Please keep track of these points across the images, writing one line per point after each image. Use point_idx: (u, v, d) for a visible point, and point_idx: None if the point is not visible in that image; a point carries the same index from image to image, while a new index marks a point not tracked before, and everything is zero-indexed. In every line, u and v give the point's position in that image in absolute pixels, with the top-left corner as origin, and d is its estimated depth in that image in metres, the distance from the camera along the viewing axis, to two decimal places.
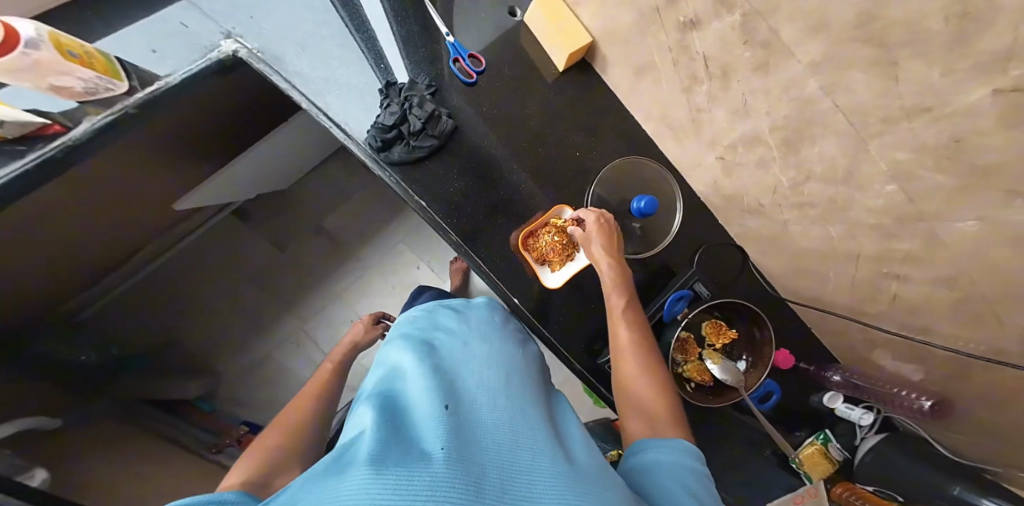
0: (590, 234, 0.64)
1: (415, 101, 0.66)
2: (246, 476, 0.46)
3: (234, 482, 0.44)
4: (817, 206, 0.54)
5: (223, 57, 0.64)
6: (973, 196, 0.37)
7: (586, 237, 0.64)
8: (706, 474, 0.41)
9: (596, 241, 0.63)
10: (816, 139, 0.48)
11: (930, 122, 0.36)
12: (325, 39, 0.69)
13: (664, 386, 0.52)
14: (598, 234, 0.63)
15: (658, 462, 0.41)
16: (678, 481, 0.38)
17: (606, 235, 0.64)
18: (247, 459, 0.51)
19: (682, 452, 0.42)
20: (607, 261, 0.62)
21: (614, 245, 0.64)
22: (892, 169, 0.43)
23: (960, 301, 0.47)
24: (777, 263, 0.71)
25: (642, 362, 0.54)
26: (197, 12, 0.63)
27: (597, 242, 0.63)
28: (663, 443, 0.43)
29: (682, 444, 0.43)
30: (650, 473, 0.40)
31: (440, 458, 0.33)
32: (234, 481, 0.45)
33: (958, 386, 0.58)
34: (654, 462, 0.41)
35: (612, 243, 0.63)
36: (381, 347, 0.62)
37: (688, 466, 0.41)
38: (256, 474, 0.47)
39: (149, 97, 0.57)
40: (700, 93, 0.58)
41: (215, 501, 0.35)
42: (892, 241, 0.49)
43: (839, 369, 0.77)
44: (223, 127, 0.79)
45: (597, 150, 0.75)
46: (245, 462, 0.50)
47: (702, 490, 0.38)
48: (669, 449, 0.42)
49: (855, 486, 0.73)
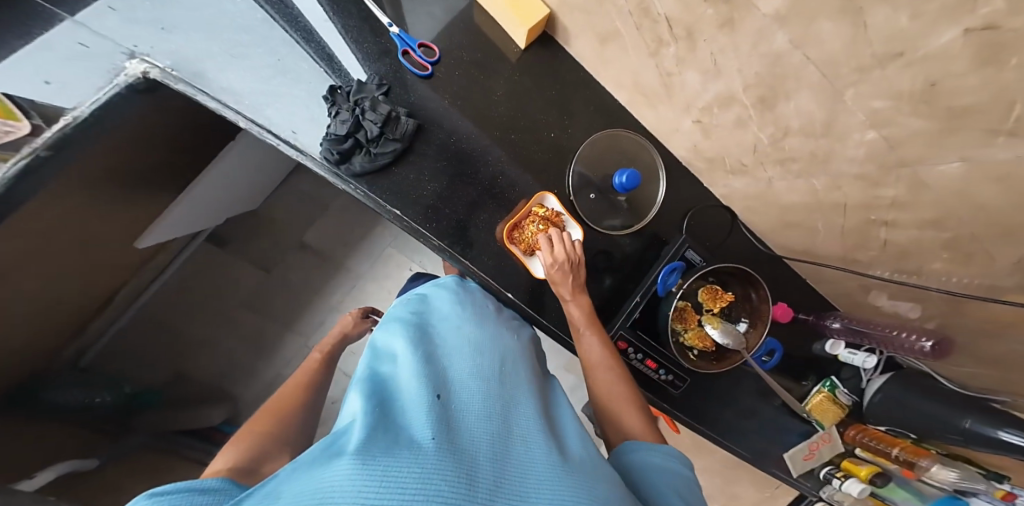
0: (552, 275, 0.62)
1: (367, 105, 0.63)
2: (231, 463, 0.46)
3: (219, 468, 0.45)
4: (798, 160, 0.53)
5: (134, 80, 0.61)
6: (952, 138, 0.36)
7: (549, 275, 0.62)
8: (694, 478, 0.45)
9: (559, 280, 0.62)
10: (790, 94, 0.46)
11: (904, 68, 0.35)
12: (247, 46, 0.66)
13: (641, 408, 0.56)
14: (559, 276, 0.62)
15: (653, 464, 0.44)
16: (670, 486, 0.42)
17: (566, 272, 0.62)
18: (235, 444, 0.51)
19: (668, 458, 0.45)
20: (569, 300, 0.62)
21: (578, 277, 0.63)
22: (871, 119, 0.41)
23: (949, 241, 0.46)
24: (766, 221, 0.70)
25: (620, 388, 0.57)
26: (87, 32, 0.61)
27: (559, 283, 0.62)
28: (652, 446, 0.47)
29: (671, 451, 0.46)
30: (642, 473, 0.44)
31: (432, 451, 0.34)
32: (218, 467, 0.45)
33: (953, 322, 0.59)
34: (646, 462, 0.45)
35: (574, 279, 0.62)
36: (375, 333, 0.63)
37: (677, 470, 0.44)
38: (242, 462, 0.47)
39: (58, 135, 0.57)
40: (667, 56, 0.55)
41: (198, 488, 0.35)
42: (877, 189, 0.48)
43: (839, 316, 0.78)
44: (164, 136, 0.76)
45: (571, 128, 0.73)
46: (230, 449, 0.50)
47: (691, 495, 0.42)
48: (661, 455, 0.45)
49: (867, 427, 0.80)
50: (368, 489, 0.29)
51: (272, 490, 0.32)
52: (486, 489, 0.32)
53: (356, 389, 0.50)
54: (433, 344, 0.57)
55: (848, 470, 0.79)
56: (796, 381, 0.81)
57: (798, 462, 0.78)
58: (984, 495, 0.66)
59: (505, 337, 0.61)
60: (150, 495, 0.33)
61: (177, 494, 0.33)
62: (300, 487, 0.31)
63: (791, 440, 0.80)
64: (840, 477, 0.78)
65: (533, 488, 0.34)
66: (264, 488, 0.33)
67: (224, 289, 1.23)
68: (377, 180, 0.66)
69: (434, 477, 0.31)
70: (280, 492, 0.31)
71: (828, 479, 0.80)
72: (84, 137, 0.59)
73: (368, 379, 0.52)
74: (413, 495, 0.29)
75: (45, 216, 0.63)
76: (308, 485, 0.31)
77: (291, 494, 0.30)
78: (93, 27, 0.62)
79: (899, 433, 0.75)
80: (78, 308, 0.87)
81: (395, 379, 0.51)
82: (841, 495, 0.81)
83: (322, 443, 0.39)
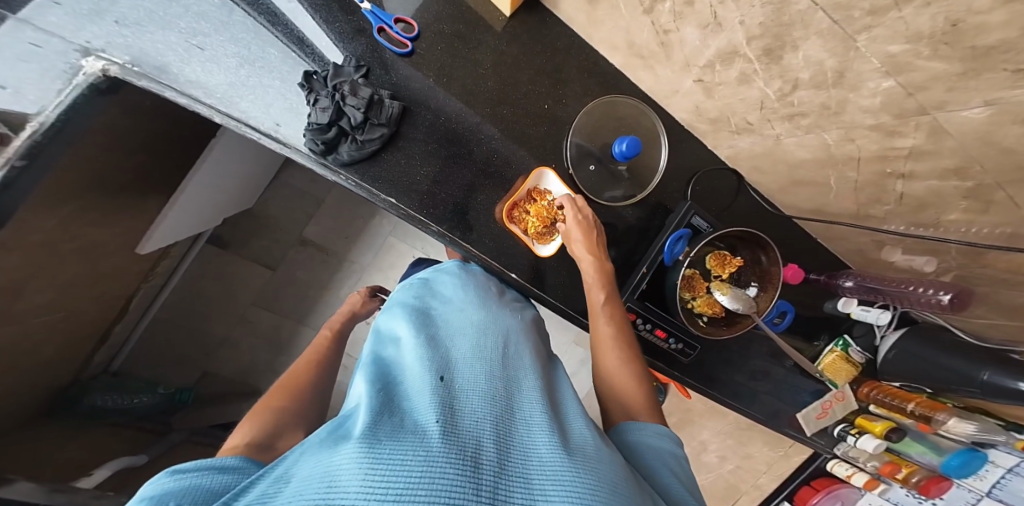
0: (571, 230, 0.62)
1: (347, 89, 0.60)
2: (249, 438, 0.47)
3: (237, 444, 0.45)
4: (809, 115, 0.50)
5: (95, 79, 0.55)
6: (974, 80, 0.34)
7: (566, 236, 0.63)
8: (685, 456, 0.45)
9: (577, 236, 0.61)
10: (798, 43, 0.42)
11: (923, 8, 0.32)
12: (209, 35, 0.61)
13: (641, 381, 0.54)
14: (578, 231, 0.61)
15: (645, 445, 0.44)
16: (661, 463, 0.42)
17: (586, 230, 0.62)
18: (252, 419, 0.52)
19: (660, 437, 0.45)
20: (588, 258, 0.60)
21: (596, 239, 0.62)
22: (886, 65, 0.38)
23: (968, 190, 0.44)
24: (773, 180, 0.67)
25: (624, 358, 0.55)
26: (33, 29, 0.53)
27: (580, 238, 0.61)
28: (649, 426, 0.46)
29: (660, 429, 0.46)
30: (640, 454, 0.44)
31: (436, 436, 0.33)
32: (236, 442, 0.46)
33: (970, 273, 0.57)
34: (641, 441, 0.45)
35: (593, 236, 0.61)
36: (379, 316, 0.64)
37: (672, 450, 0.44)
38: (259, 436, 0.48)
39: (28, 143, 0.54)
40: (663, 12, 0.51)
41: (216, 466, 0.35)
42: (894, 139, 0.45)
43: (852, 274, 0.75)
44: (146, 141, 0.76)
45: (566, 98, 0.70)
46: (248, 423, 0.51)
47: (682, 473, 0.42)
48: (652, 434, 0.45)
49: (880, 384, 0.80)
50: (373, 471, 0.28)
51: (282, 473, 0.32)
52: (492, 467, 0.31)
53: (362, 374, 0.50)
54: (435, 327, 0.57)
55: (863, 426, 0.80)
56: (808, 342, 0.80)
57: (812, 421, 0.80)
58: (1001, 445, 0.66)
59: (507, 320, 0.60)
60: (171, 472, 0.33)
61: (197, 472, 0.33)
62: (307, 472, 0.30)
63: (804, 398, 0.80)
64: (855, 434, 0.79)
65: (538, 467, 0.33)
66: (271, 470, 0.33)
67: (233, 285, 1.27)
68: (367, 168, 0.63)
69: (438, 456, 0.30)
70: (288, 475, 0.31)
71: (843, 435, 0.82)
72: (49, 146, 0.56)
73: (373, 364, 0.52)
74: (417, 473, 0.29)
75: (42, 228, 0.64)
76: (315, 469, 0.30)
77: (299, 478, 0.30)
78: (40, 24, 0.54)
79: (915, 388, 0.75)
80: (97, 327, 1.00)
81: (399, 364, 0.51)
82: (855, 450, 0.81)
83: (327, 428, 0.38)
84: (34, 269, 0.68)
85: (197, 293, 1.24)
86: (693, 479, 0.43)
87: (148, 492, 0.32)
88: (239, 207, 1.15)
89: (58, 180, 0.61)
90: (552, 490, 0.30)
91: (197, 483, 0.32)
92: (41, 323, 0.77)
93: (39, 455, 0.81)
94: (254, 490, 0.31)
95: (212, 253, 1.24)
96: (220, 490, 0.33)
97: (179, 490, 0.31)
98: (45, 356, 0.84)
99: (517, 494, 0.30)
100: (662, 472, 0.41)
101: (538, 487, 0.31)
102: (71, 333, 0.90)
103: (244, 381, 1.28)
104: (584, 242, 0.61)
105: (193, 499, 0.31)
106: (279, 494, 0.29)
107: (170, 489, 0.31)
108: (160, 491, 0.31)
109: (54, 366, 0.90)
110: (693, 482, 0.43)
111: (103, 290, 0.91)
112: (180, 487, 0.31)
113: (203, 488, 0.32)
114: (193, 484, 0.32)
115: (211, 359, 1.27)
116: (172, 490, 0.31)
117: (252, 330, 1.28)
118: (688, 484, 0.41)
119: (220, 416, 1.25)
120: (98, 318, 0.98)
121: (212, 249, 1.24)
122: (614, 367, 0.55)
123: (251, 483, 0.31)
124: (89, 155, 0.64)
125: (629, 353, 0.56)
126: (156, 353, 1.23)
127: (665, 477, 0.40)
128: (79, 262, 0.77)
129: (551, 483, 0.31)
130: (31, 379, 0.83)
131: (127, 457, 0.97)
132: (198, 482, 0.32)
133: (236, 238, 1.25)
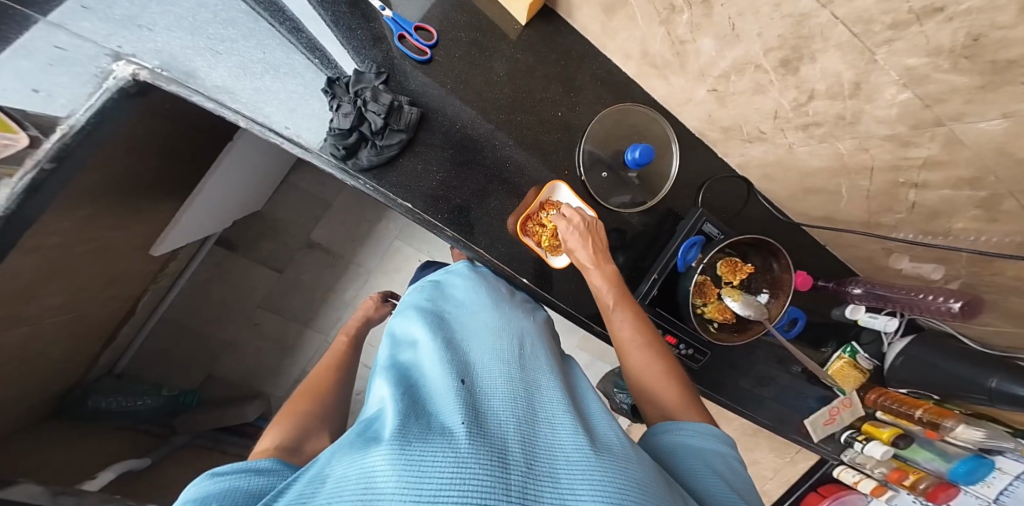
0: (572, 240, 0.61)
1: (368, 96, 0.61)
2: (279, 441, 0.47)
3: (268, 447, 0.46)
4: (823, 125, 0.50)
5: (125, 83, 0.54)
6: (993, 93, 0.35)
7: (568, 245, 0.62)
8: (732, 454, 0.44)
9: (579, 247, 0.61)
10: (816, 55, 0.43)
11: (945, 22, 0.33)
12: (235, 41, 0.62)
13: (680, 378, 0.54)
14: (578, 241, 0.61)
15: (684, 444, 0.44)
16: (704, 462, 0.42)
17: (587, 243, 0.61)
18: (280, 423, 0.52)
19: (705, 437, 0.45)
20: (592, 268, 0.60)
21: (595, 248, 0.61)
22: (904, 77, 0.39)
23: (983, 199, 0.44)
24: (782, 187, 0.68)
25: (652, 359, 0.55)
26: (67, 34, 0.54)
27: (579, 252, 0.61)
28: (691, 426, 0.46)
29: (704, 428, 0.46)
30: (678, 454, 0.44)
31: (464, 436, 0.33)
32: (267, 446, 0.46)
33: (979, 281, 0.58)
34: (681, 443, 0.45)
35: (592, 245, 0.61)
36: (394, 319, 0.65)
37: (714, 449, 0.44)
38: (289, 440, 0.48)
39: (59, 146, 0.53)
40: (680, 23, 0.52)
41: (252, 469, 0.35)
42: (908, 149, 0.46)
43: (860, 281, 0.76)
44: (167, 143, 0.77)
45: (579, 106, 0.71)
46: (277, 427, 0.51)
47: (727, 472, 0.42)
48: (695, 434, 0.45)
49: (888, 390, 0.80)
50: (407, 472, 0.29)
51: (315, 474, 0.32)
52: (519, 467, 0.32)
53: (382, 377, 0.51)
54: (451, 329, 0.57)
55: (869, 432, 0.80)
56: (816, 348, 0.80)
57: (818, 427, 0.79)
58: (1010, 452, 0.66)
59: (522, 322, 0.61)
60: (211, 475, 0.33)
61: (235, 475, 0.34)
62: (341, 473, 0.31)
63: (811, 404, 0.80)
64: (862, 440, 0.79)
65: (566, 467, 0.33)
66: (305, 472, 0.33)
67: (241, 287, 1.27)
68: (385, 174, 0.64)
69: (468, 456, 0.30)
70: (322, 476, 0.32)
71: (850, 441, 0.81)
72: (82, 147, 0.55)
73: (392, 367, 0.52)
74: (449, 474, 0.29)
75: (60, 230, 0.63)
76: (350, 471, 0.31)
77: (334, 479, 0.31)
78: (73, 29, 0.55)
79: (922, 395, 0.75)
80: (103, 329, 0.99)
81: (419, 367, 0.51)
82: (863, 457, 0.81)
83: (355, 430, 0.39)
84: (49, 271, 0.68)
85: (204, 296, 1.24)
86: (744, 481, 0.42)
87: (191, 494, 0.32)
88: (249, 210, 1.16)
89: (81, 189, 0.62)
90: (581, 488, 0.31)
91: (236, 485, 0.33)
92: (50, 324, 0.77)
93: (46, 458, 0.80)
94: (290, 491, 0.31)
95: (219, 255, 1.25)
96: (258, 492, 0.33)
97: (219, 492, 0.31)
98: (53, 358, 0.84)
99: (547, 492, 0.30)
100: (704, 470, 0.41)
101: (567, 485, 0.31)
102: (79, 335, 0.90)
103: (250, 384, 1.28)
104: (582, 251, 0.61)
105: (233, 501, 0.31)
106: (315, 495, 0.30)
107: (210, 492, 0.31)
108: (201, 494, 0.31)
109: (62, 367, 0.91)
110: (742, 481, 0.42)
111: (112, 293, 0.91)
112: (221, 489, 0.32)
113: (241, 489, 0.32)
114: (231, 486, 0.32)
115: (218, 361, 1.27)
116: (213, 492, 0.31)
117: (258, 332, 1.29)
118: (735, 482, 0.41)
119: (218, 422, 1.20)
120: (106, 320, 0.98)
121: (220, 251, 1.25)
122: (643, 364, 0.55)
123: (288, 484, 0.32)
124: (110, 160, 0.64)
125: (657, 349, 0.56)
126: (162, 355, 1.23)
127: (708, 476, 0.40)
128: (91, 265, 0.77)
129: (580, 482, 0.31)
130: (39, 380, 0.83)
131: (131, 460, 0.97)
132: (237, 484, 0.33)
133: (244, 240, 1.26)
